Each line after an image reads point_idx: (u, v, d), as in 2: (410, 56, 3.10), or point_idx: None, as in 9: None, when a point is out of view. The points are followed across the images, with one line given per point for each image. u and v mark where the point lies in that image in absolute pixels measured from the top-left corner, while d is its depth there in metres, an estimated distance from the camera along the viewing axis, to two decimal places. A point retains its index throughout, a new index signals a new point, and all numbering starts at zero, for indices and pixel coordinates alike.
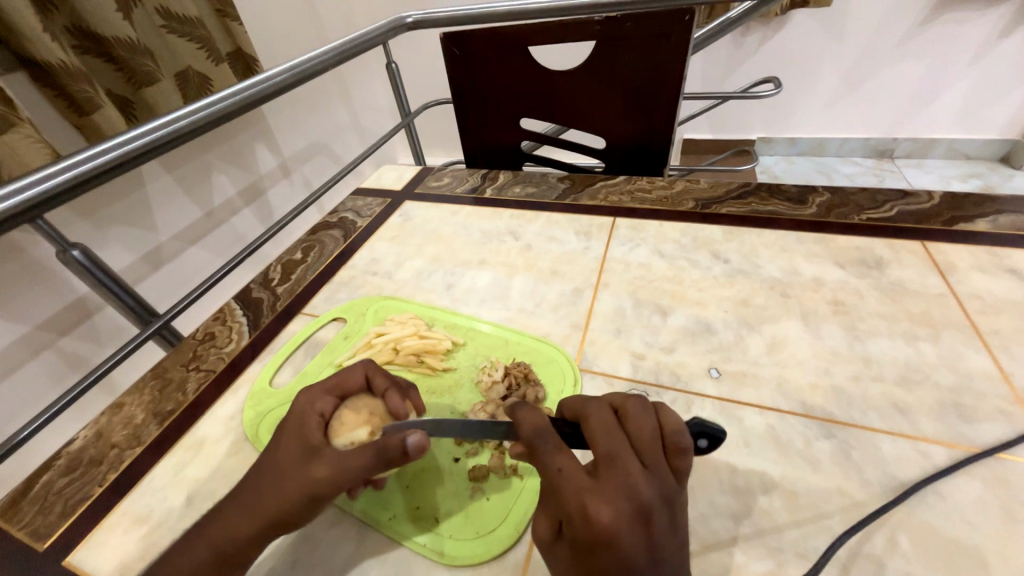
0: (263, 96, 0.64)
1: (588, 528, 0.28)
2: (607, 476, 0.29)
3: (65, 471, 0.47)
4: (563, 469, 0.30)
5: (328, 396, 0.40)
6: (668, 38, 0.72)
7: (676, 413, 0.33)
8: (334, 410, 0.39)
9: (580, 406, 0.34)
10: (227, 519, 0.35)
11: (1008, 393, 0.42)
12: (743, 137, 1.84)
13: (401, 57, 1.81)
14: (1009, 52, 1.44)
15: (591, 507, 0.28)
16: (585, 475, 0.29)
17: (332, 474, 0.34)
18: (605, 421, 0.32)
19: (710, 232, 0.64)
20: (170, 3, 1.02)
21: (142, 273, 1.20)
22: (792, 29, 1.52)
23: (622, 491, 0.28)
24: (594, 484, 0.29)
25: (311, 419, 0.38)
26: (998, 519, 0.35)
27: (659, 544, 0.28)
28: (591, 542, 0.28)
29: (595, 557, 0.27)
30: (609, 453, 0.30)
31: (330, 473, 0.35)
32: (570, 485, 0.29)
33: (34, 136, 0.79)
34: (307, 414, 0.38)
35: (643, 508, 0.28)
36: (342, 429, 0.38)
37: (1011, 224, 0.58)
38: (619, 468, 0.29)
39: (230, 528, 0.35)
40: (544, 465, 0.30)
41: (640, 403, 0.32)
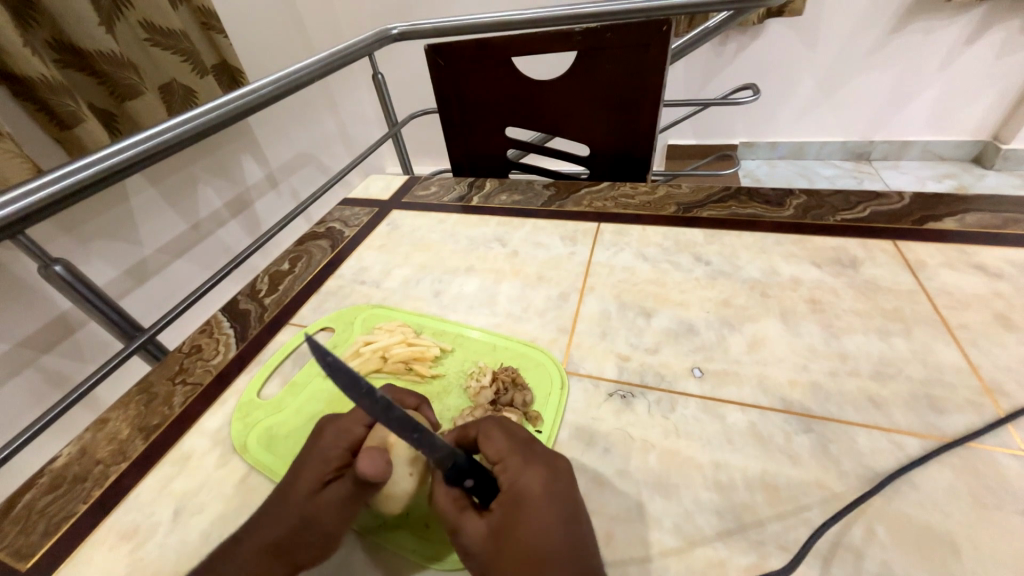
0: (249, 107, 0.64)
1: (521, 482, 0.34)
2: (534, 447, 0.37)
3: (48, 488, 0.46)
4: (502, 438, 0.37)
5: (359, 426, 0.40)
6: (647, 47, 0.74)
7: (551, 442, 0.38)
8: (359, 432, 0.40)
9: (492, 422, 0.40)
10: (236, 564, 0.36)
11: (976, 385, 0.44)
12: (725, 142, 1.88)
13: (387, 68, 1.82)
14: (977, 57, 1.50)
15: (524, 462, 0.35)
16: (513, 446, 0.37)
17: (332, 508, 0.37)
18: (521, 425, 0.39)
19: (692, 235, 0.66)
20: (154, 16, 1.02)
21: (126, 287, 1.19)
22: (769, 37, 1.57)
23: (546, 456, 0.36)
24: (526, 451, 0.36)
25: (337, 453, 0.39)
26: (969, 506, 0.36)
27: (572, 498, 0.33)
28: (530, 490, 0.33)
29: (525, 505, 0.32)
30: (530, 437, 0.38)
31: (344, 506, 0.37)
32: (508, 451, 0.36)
33: (13, 151, 0.78)
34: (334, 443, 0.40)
35: (558, 470, 0.35)
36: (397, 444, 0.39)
37: (977, 222, 0.60)
38: (539, 447, 0.37)
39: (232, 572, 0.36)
40: (486, 439, 0.37)
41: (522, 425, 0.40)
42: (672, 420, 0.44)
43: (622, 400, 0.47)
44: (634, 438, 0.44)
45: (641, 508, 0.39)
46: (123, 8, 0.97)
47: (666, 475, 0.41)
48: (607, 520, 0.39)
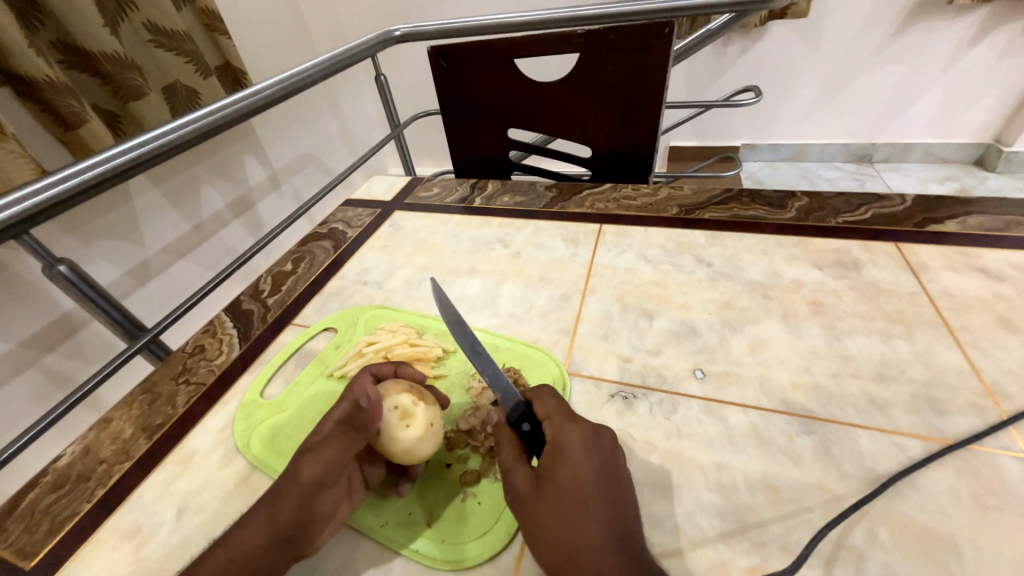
0: (254, 109, 0.65)
1: (568, 439, 0.36)
2: (583, 415, 0.38)
3: (52, 488, 0.46)
4: (556, 403, 0.39)
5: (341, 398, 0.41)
6: (649, 49, 0.74)
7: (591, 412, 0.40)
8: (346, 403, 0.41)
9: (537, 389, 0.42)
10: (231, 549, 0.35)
11: (978, 387, 0.44)
12: (727, 144, 1.88)
13: (390, 69, 1.83)
14: (979, 59, 1.50)
15: (572, 423, 0.37)
16: (566, 411, 0.39)
17: (319, 465, 0.37)
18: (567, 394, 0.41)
19: (694, 237, 0.66)
20: (158, 17, 1.02)
21: (129, 287, 1.19)
22: (771, 39, 1.57)
23: (595, 424, 0.38)
24: (574, 416, 0.38)
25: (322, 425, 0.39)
26: (971, 508, 0.36)
27: (612, 466, 0.35)
28: (569, 448, 0.35)
29: (567, 460, 0.35)
30: (583, 406, 0.40)
31: (329, 458, 0.37)
32: (557, 413, 0.38)
33: (17, 151, 0.78)
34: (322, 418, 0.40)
35: (606, 439, 0.37)
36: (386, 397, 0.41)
37: (979, 225, 0.60)
38: (591, 416, 0.38)
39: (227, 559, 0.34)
40: (540, 400, 0.40)
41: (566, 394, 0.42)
42: (675, 422, 0.44)
43: (624, 401, 0.47)
44: (636, 439, 0.44)
45: (643, 509, 0.39)
46: (127, 10, 0.97)
47: (668, 476, 0.41)
48: None
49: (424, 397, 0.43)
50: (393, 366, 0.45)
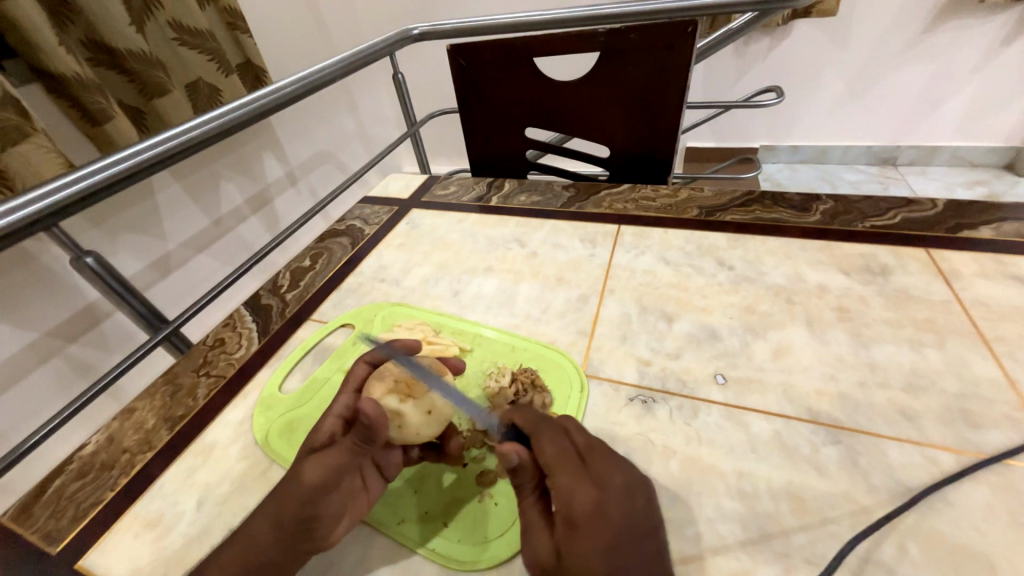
0: (274, 106, 0.66)
1: (584, 502, 0.32)
2: (594, 459, 0.35)
3: (78, 475, 0.48)
4: (561, 446, 0.36)
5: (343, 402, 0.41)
6: (671, 48, 0.73)
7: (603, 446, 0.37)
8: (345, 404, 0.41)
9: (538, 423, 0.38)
10: (235, 546, 0.36)
11: (1014, 400, 0.42)
12: (745, 145, 1.85)
13: (407, 68, 1.84)
14: (1011, 60, 1.45)
15: (584, 478, 0.33)
16: (574, 457, 0.35)
17: (320, 468, 0.37)
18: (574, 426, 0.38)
19: (715, 239, 0.65)
20: (183, 17, 1.04)
21: (150, 280, 1.22)
22: (793, 39, 1.54)
23: (607, 471, 0.34)
24: (585, 466, 0.34)
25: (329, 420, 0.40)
26: (1007, 525, 0.35)
27: (640, 523, 0.32)
28: (583, 504, 0.32)
29: (588, 528, 0.30)
30: (590, 444, 0.36)
31: (331, 462, 0.37)
32: (563, 463, 0.34)
33: (48, 146, 0.80)
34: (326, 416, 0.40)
35: (625, 486, 0.33)
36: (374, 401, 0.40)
37: (1015, 231, 0.58)
38: (600, 454, 0.35)
39: (236, 556, 0.35)
40: (542, 445, 0.36)
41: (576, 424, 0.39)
42: (695, 427, 0.44)
43: (643, 404, 0.46)
44: (654, 444, 0.43)
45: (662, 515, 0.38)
46: (153, 9, 0.99)
47: (687, 482, 0.40)
48: None
49: (415, 387, 0.41)
50: (385, 346, 0.46)
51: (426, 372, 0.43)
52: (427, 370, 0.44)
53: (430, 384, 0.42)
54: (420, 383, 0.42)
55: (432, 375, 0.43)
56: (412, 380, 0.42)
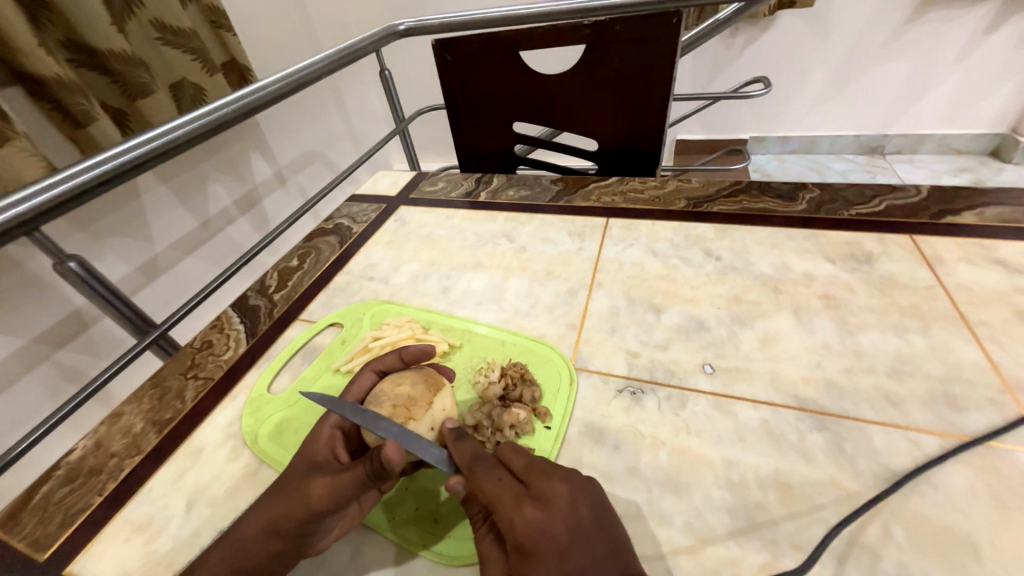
0: (258, 105, 0.64)
1: (529, 529, 0.30)
2: (535, 478, 0.32)
3: (65, 481, 0.47)
4: (501, 478, 0.33)
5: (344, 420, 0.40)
6: (657, 40, 0.73)
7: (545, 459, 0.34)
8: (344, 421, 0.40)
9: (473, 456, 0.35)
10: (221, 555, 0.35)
11: (997, 383, 0.43)
12: (735, 137, 1.86)
13: (394, 64, 1.82)
14: (995, 48, 1.46)
15: (527, 506, 0.30)
16: (515, 486, 0.32)
17: (332, 491, 0.35)
18: (513, 444, 0.35)
19: (703, 230, 0.65)
20: (165, 15, 1.03)
21: (138, 283, 1.20)
22: (780, 29, 1.54)
23: (552, 486, 0.32)
24: (528, 491, 0.32)
25: (325, 434, 0.39)
26: (989, 506, 0.35)
27: (591, 532, 0.30)
28: (532, 538, 0.29)
29: (537, 559, 0.29)
30: (531, 464, 0.33)
31: (344, 482, 0.35)
32: (504, 496, 0.31)
33: (30, 149, 0.79)
34: (322, 430, 0.40)
35: (571, 497, 0.31)
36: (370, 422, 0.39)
37: (997, 216, 0.59)
38: (543, 470, 0.33)
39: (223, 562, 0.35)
40: (480, 483, 0.33)
41: (509, 442, 0.35)
42: (683, 417, 0.44)
43: (632, 396, 0.46)
44: (644, 435, 0.43)
45: (652, 506, 0.39)
46: (134, 8, 0.97)
47: (677, 472, 0.40)
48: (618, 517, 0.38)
49: (416, 406, 0.39)
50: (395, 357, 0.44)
51: (426, 387, 0.41)
52: (427, 385, 0.41)
53: (432, 401, 0.40)
54: (419, 402, 0.39)
55: (432, 390, 0.41)
56: (412, 401, 0.39)
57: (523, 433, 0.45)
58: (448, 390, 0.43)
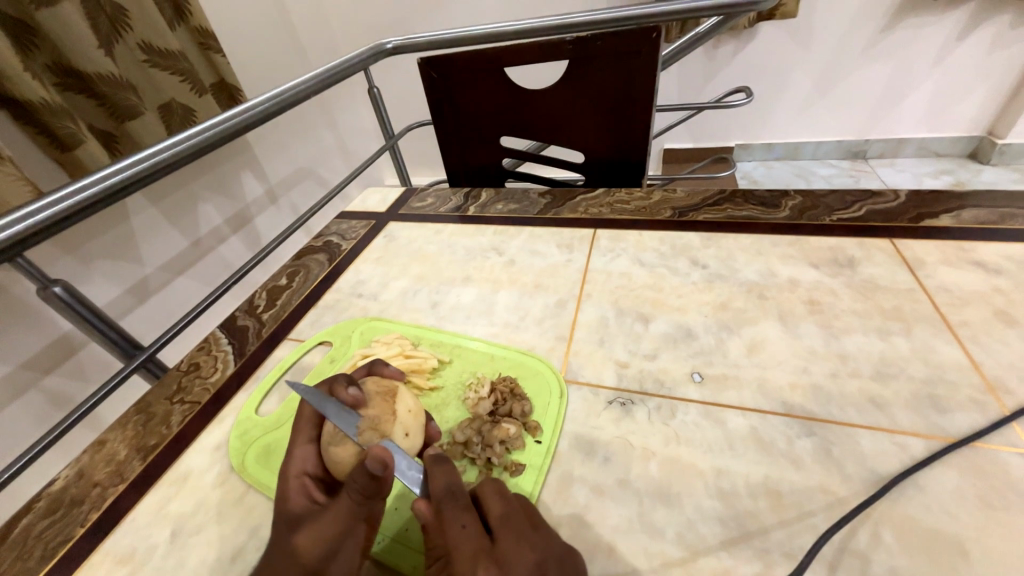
0: (245, 126, 0.64)
1: None
2: (505, 536, 0.32)
3: (46, 513, 0.46)
4: (466, 526, 0.32)
5: (309, 460, 0.38)
6: (638, 54, 0.74)
7: (525, 515, 0.35)
8: (306, 462, 0.38)
9: (445, 495, 0.34)
10: None
11: (979, 383, 0.43)
12: (721, 145, 1.89)
13: (384, 81, 1.84)
14: (969, 52, 1.50)
15: (485, 565, 0.30)
16: (483, 539, 0.32)
17: (320, 537, 0.35)
18: (499, 490, 0.36)
19: (688, 239, 0.66)
20: (153, 38, 1.04)
21: (128, 306, 1.19)
22: (761, 40, 1.58)
23: (518, 550, 0.31)
24: (493, 548, 0.31)
25: (293, 480, 0.37)
26: (976, 507, 0.36)
27: None
28: None
29: None
30: (507, 517, 0.34)
31: (330, 527, 0.35)
32: (465, 548, 0.31)
33: (16, 174, 0.79)
34: (288, 475, 0.38)
35: (537, 566, 0.31)
36: (341, 456, 0.37)
37: (974, 218, 0.60)
38: (516, 528, 0.33)
39: None
40: (446, 526, 0.33)
41: (494, 485, 0.36)
42: (673, 427, 0.44)
43: (621, 407, 0.46)
44: (634, 446, 0.43)
45: (642, 517, 0.38)
46: (122, 31, 0.98)
47: (667, 483, 0.40)
48: (609, 530, 0.38)
49: (382, 422, 0.38)
50: (328, 382, 0.42)
51: (380, 399, 0.40)
52: (381, 397, 0.40)
53: (395, 410, 0.39)
54: (384, 417, 0.38)
55: (390, 399, 0.40)
56: (376, 420, 0.38)
57: (514, 448, 0.45)
58: (403, 391, 0.42)
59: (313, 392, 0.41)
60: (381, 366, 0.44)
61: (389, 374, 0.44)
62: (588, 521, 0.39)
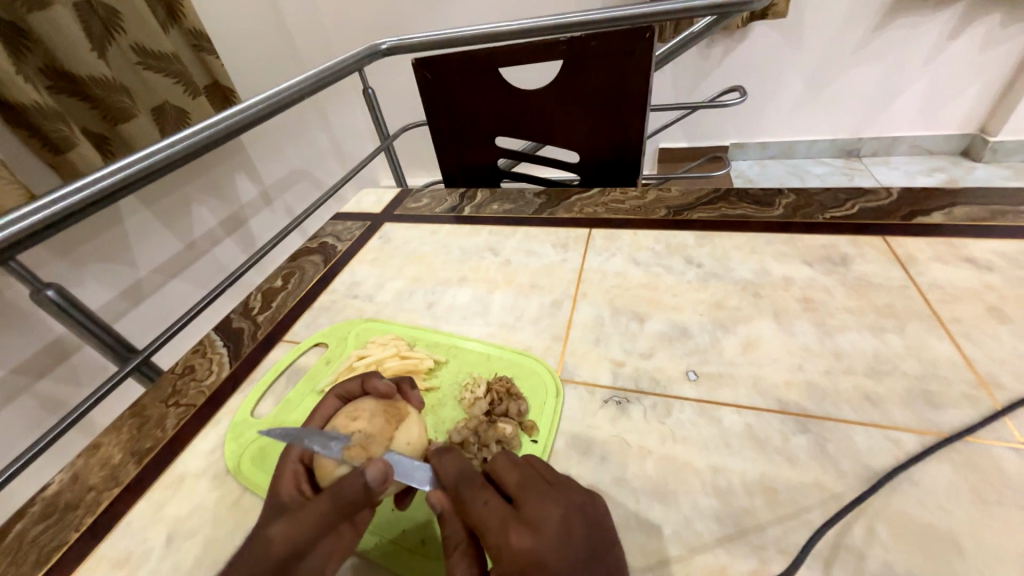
0: (239, 127, 0.64)
1: (519, 554, 0.29)
2: (526, 499, 0.32)
3: (40, 518, 0.46)
4: (488, 501, 0.32)
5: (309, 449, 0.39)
6: (632, 54, 0.74)
7: (538, 470, 0.34)
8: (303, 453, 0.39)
9: (456, 478, 0.34)
10: None
11: (972, 379, 0.44)
12: (715, 144, 1.90)
13: (379, 83, 1.84)
14: (960, 51, 1.52)
15: (515, 529, 0.30)
16: (506, 505, 0.32)
17: (293, 531, 0.32)
18: (507, 458, 0.35)
19: (683, 238, 0.66)
20: (146, 41, 1.03)
21: (121, 309, 1.18)
22: (755, 40, 1.59)
23: (542, 505, 0.31)
24: (518, 511, 0.31)
25: (288, 466, 0.38)
26: (968, 501, 0.36)
27: (583, 554, 0.29)
28: (520, 560, 0.28)
29: None
30: (523, 482, 0.33)
31: (305, 524, 0.33)
32: (492, 519, 0.31)
33: (8, 178, 0.78)
34: (285, 460, 0.38)
35: (564, 518, 0.31)
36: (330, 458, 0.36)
37: (965, 215, 0.61)
38: (534, 487, 0.33)
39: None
40: (467, 506, 0.32)
41: (501, 453, 0.36)
42: (669, 425, 0.44)
43: (618, 406, 0.47)
44: (631, 445, 0.43)
45: (639, 515, 0.39)
46: (115, 34, 0.98)
47: (664, 481, 0.40)
48: None
49: (375, 443, 0.38)
50: (358, 381, 0.44)
51: (386, 420, 0.39)
52: (387, 419, 0.39)
53: (393, 437, 0.39)
54: (378, 439, 0.38)
55: (394, 424, 0.39)
56: (369, 439, 0.38)
57: (510, 448, 0.45)
58: (412, 420, 0.42)
59: (342, 387, 0.43)
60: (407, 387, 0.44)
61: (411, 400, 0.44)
62: None
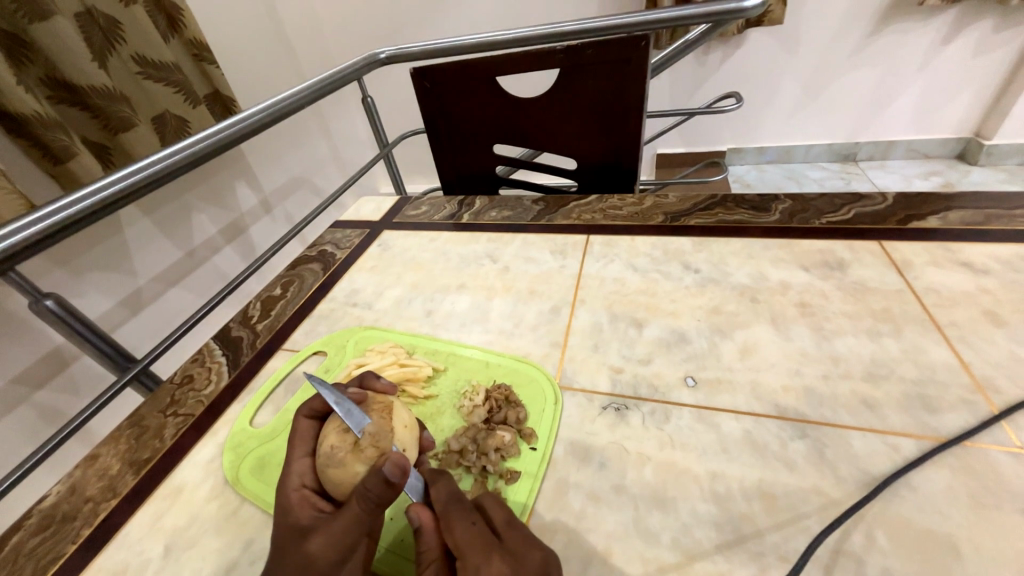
0: (240, 136, 0.65)
1: None
2: (512, 536, 0.33)
3: (37, 529, 0.45)
4: (474, 522, 0.34)
5: (309, 472, 0.38)
6: (628, 62, 0.75)
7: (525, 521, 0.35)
8: (308, 473, 0.38)
9: (446, 501, 0.35)
10: None
11: (968, 382, 0.44)
12: (713, 149, 1.91)
13: (378, 90, 1.85)
14: (953, 56, 1.53)
15: (497, 557, 0.31)
16: (490, 538, 0.33)
17: (332, 541, 0.34)
18: (498, 499, 0.37)
19: (680, 243, 0.66)
20: (147, 50, 1.04)
21: (121, 318, 1.18)
22: (749, 47, 1.61)
23: (526, 547, 0.32)
24: (500, 545, 0.32)
25: (295, 495, 0.37)
26: (966, 506, 0.36)
27: None
28: None
29: None
30: (512, 521, 0.35)
31: (342, 534, 0.34)
32: (475, 541, 0.32)
33: (9, 188, 0.79)
34: (289, 487, 0.37)
35: (542, 564, 0.31)
36: (340, 468, 0.36)
37: (960, 219, 0.61)
38: (522, 531, 0.34)
39: None
40: (453, 523, 0.34)
41: (494, 496, 0.37)
42: (667, 432, 0.44)
43: (616, 413, 0.47)
44: (629, 452, 0.43)
45: (637, 523, 0.38)
46: (115, 44, 0.99)
47: (662, 488, 0.40)
48: (605, 538, 0.38)
49: (382, 438, 0.37)
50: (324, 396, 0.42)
51: (378, 415, 0.39)
52: (379, 414, 0.39)
53: (392, 426, 0.39)
54: (383, 433, 0.38)
55: (387, 415, 0.39)
56: (375, 436, 0.37)
57: (509, 456, 0.45)
58: (399, 406, 0.42)
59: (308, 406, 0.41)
60: (375, 380, 0.44)
61: (385, 390, 0.43)
62: (584, 527, 0.39)
